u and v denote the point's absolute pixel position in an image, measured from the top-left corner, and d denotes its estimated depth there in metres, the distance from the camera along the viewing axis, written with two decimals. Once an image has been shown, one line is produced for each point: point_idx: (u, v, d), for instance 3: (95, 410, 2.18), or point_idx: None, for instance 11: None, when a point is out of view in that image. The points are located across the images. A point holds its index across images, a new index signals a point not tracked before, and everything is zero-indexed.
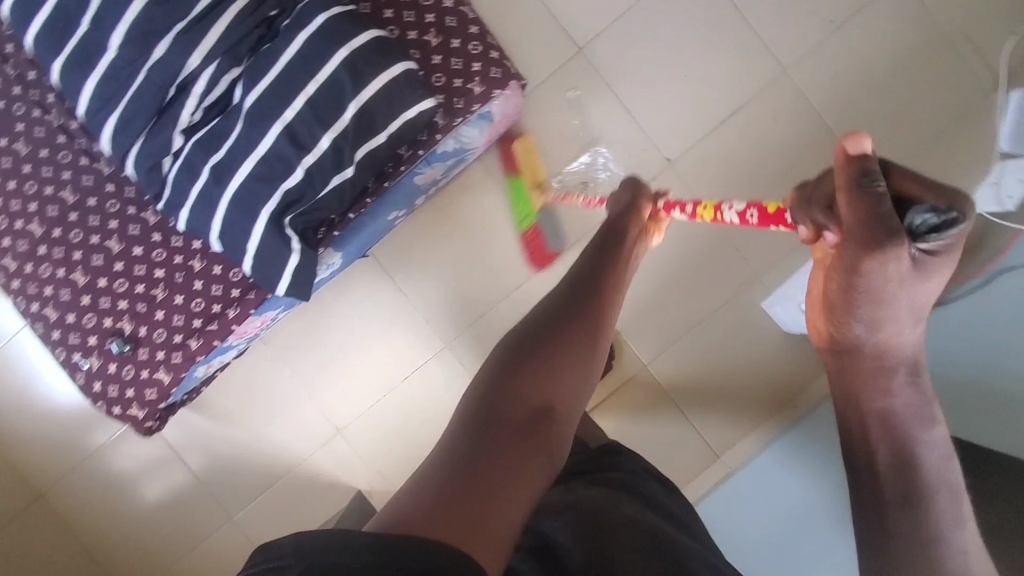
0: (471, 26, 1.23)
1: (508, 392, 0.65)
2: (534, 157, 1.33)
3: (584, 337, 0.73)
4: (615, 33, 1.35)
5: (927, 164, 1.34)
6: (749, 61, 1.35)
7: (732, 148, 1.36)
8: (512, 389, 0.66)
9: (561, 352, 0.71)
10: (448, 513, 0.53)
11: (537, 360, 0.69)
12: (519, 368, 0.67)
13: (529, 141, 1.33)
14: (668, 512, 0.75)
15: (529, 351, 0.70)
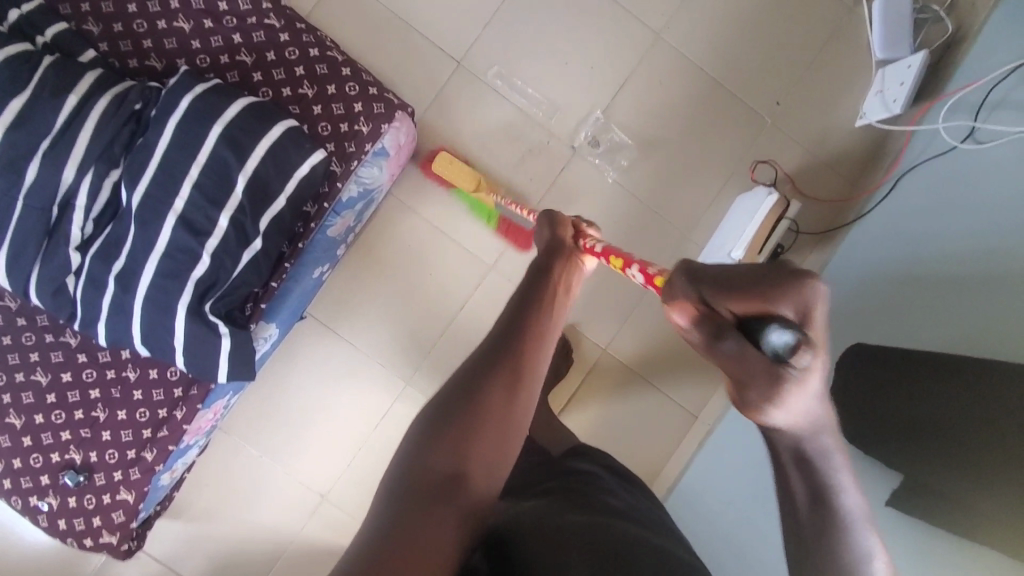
0: (343, 68, 1.21)
1: (489, 389, 0.66)
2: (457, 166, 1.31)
3: (542, 348, 0.72)
4: (488, 38, 1.36)
5: (813, 89, 1.39)
6: (623, 33, 1.37)
7: (631, 120, 1.39)
8: (490, 393, 0.66)
9: (524, 369, 0.68)
10: (434, 502, 0.59)
11: (506, 375, 0.67)
12: (489, 375, 0.67)
13: (447, 155, 1.32)
14: (627, 511, 0.72)
15: (498, 358, 0.68)
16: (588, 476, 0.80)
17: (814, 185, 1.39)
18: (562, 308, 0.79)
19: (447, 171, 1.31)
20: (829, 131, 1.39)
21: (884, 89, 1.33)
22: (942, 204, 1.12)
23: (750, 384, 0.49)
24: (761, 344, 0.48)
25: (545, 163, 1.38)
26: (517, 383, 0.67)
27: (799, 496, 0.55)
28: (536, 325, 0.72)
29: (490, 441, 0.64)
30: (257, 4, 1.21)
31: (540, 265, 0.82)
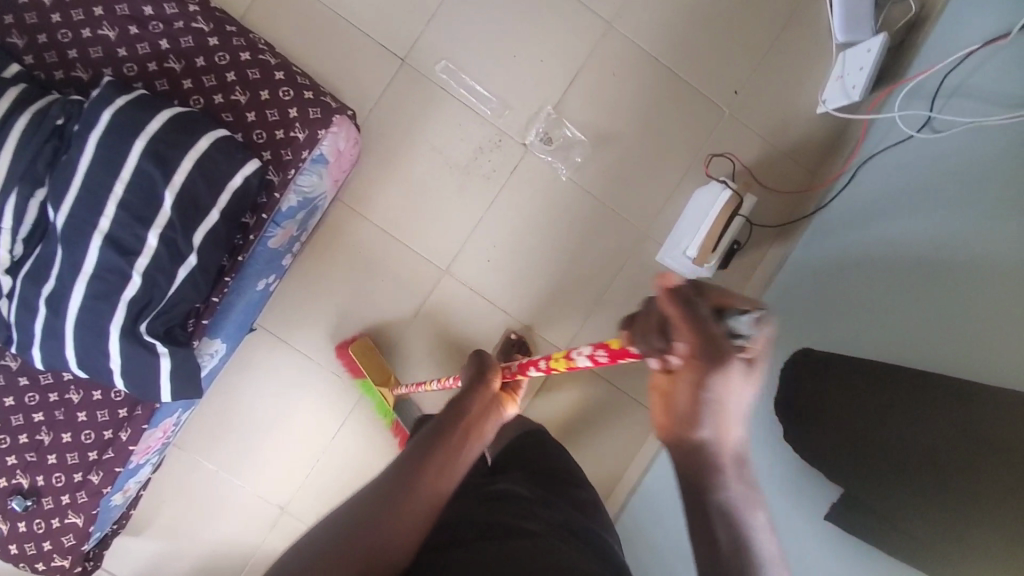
0: (276, 72, 1.15)
1: (374, 516, 0.61)
2: (374, 357, 1.29)
3: (440, 484, 0.66)
4: (432, 34, 1.31)
5: (770, 75, 1.34)
6: (571, 23, 1.32)
7: (584, 115, 1.34)
8: (372, 523, 0.61)
9: (412, 507, 0.63)
10: None
11: (396, 507, 0.63)
12: (380, 504, 0.63)
13: (365, 343, 1.30)
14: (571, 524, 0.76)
15: (391, 486, 0.64)
16: (540, 483, 0.86)
17: (774, 176, 1.35)
18: (472, 446, 0.73)
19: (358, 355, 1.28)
20: (789, 119, 1.35)
21: (843, 75, 1.27)
22: (898, 195, 1.08)
23: (707, 355, 0.53)
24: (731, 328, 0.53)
25: (495, 162, 1.34)
26: (401, 516, 0.62)
27: (721, 542, 0.57)
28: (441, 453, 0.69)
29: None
30: (184, 7, 1.16)
31: (467, 390, 0.82)
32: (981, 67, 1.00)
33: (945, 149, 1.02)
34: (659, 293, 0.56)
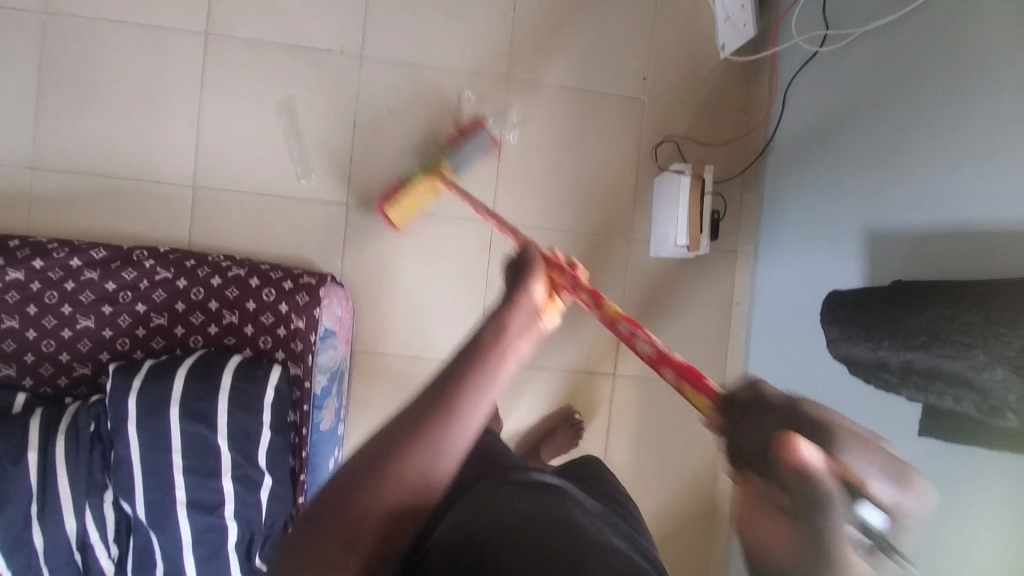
0: (251, 280, 1.19)
1: (425, 438, 0.49)
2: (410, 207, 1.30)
3: (464, 428, 0.51)
4: (361, 167, 1.35)
5: (667, 48, 1.40)
6: (475, 94, 1.37)
7: (527, 164, 1.39)
8: (421, 446, 0.48)
9: (458, 437, 0.50)
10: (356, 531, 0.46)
11: (447, 427, 0.50)
12: (427, 418, 0.50)
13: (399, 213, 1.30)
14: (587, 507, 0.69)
15: (436, 399, 0.51)
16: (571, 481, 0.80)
17: (714, 131, 1.41)
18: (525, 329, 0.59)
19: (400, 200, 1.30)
20: (703, 77, 1.40)
21: (730, 17, 1.33)
22: (837, 108, 1.13)
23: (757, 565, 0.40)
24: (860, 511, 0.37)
25: (472, 246, 1.38)
26: (451, 444, 0.49)
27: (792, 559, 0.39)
28: (494, 366, 0.54)
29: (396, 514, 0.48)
30: (141, 266, 1.20)
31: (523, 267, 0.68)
32: None
33: (858, 57, 1.09)
34: (788, 451, 0.38)
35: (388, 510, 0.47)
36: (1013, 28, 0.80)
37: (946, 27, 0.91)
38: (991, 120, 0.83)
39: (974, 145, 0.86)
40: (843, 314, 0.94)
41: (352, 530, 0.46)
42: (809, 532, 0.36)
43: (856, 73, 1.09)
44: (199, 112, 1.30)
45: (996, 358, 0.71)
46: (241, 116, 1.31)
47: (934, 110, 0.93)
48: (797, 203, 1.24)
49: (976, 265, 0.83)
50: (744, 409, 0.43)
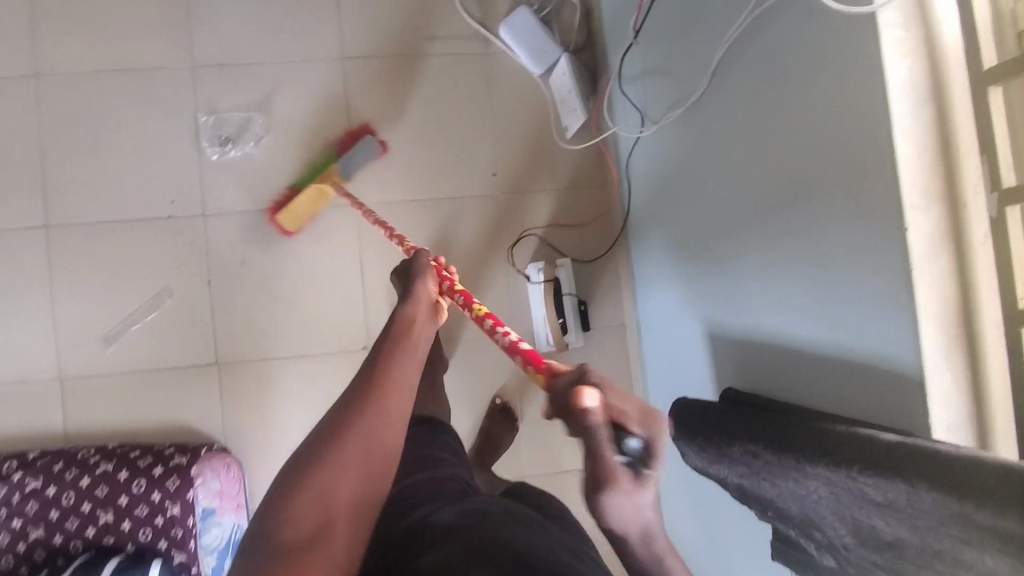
0: (119, 473, 1.18)
1: (373, 394, 0.69)
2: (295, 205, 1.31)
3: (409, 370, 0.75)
4: (225, 323, 1.33)
5: (511, 141, 1.39)
6: (211, 116, 1.33)
7: (393, 283, 1.37)
8: (375, 399, 0.69)
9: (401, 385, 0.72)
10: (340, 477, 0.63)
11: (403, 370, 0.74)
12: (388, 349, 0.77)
13: (289, 214, 1.31)
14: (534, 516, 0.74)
15: (377, 369, 0.73)
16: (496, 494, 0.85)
17: (572, 212, 1.39)
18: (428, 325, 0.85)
19: (291, 210, 1.31)
20: (553, 162, 1.39)
21: (563, 100, 1.35)
22: (666, 194, 1.10)
23: (594, 492, 0.55)
24: (625, 437, 0.55)
25: (353, 378, 1.35)
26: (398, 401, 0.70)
27: (610, 494, 0.54)
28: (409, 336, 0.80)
29: (363, 467, 0.64)
30: (8, 480, 1.18)
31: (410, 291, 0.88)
32: (641, 53, 1.11)
33: (667, 140, 1.06)
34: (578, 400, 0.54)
35: (349, 492, 0.62)
36: (760, 126, 0.76)
37: (716, 117, 0.87)
38: (762, 216, 0.79)
39: (759, 237, 0.80)
40: (688, 429, 0.89)
41: (310, 523, 0.60)
42: (598, 463, 0.54)
43: (671, 160, 1.05)
44: (52, 308, 1.30)
45: (801, 502, 0.66)
46: (93, 301, 1.30)
47: (727, 207, 0.88)
48: (658, 280, 1.20)
49: (778, 375, 0.78)
50: (563, 382, 0.61)
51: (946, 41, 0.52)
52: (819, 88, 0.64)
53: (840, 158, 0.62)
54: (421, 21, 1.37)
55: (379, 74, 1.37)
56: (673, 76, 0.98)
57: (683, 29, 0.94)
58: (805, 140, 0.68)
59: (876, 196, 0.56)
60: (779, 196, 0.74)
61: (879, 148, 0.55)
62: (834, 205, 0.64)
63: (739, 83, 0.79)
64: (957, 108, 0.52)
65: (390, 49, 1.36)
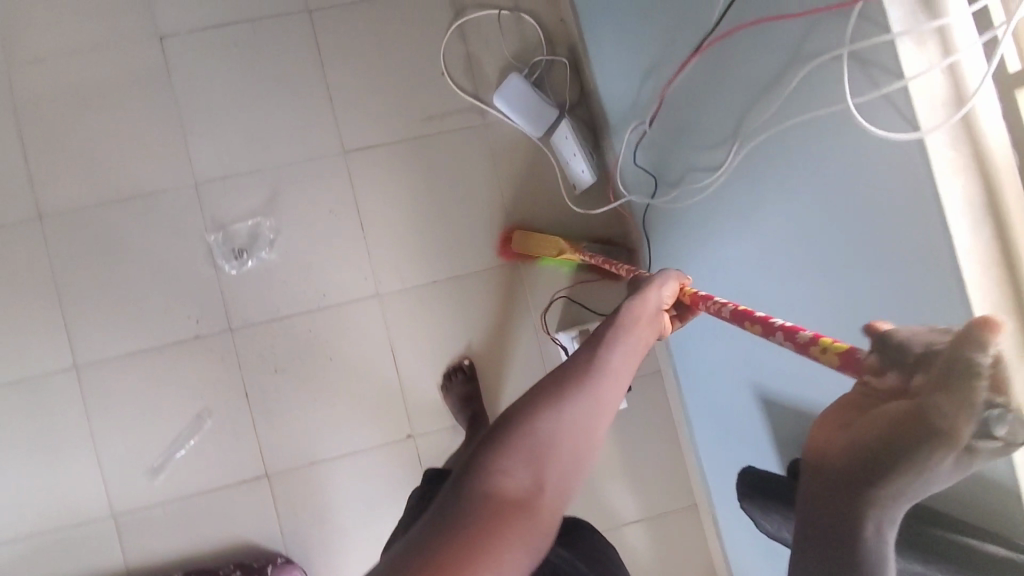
0: None
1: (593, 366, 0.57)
2: (534, 239, 1.32)
3: (626, 354, 0.61)
4: (268, 434, 1.33)
5: (521, 207, 1.38)
6: (219, 231, 1.33)
7: (427, 366, 1.37)
8: (586, 390, 0.55)
9: (603, 387, 0.56)
10: (532, 476, 0.49)
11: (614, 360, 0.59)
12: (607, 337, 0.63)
13: (523, 231, 1.34)
14: None
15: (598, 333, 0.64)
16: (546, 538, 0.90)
17: (593, 268, 1.39)
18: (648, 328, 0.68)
19: (524, 242, 1.33)
20: (566, 221, 1.39)
21: (568, 159, 1.33)
22: (691, 259, 1.11)
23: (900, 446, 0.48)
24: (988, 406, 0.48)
25: (403, 467, 1.35)
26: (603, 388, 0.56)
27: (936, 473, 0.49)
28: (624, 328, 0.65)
29: (573, 443, 0.52)
30: None
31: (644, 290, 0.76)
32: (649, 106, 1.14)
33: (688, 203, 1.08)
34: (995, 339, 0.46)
35: (568, 441, 0.51)
36: (807, 205, 0.82)
37: (753, 188, 0.91)
38: (813, 292, 0.83)
39: (812, 316, 0.84)
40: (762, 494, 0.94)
41: (532, 468, 0.49)
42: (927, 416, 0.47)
43: (696, 230, 1.06)
44: (93, 446, 1.29)
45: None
46: (135, 432, 1.30)
47: (768, 282, 0.91)
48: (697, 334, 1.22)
49: None
50: (907, 347, 0.51)
51: (997, 152, 0.63)
52: (864, 188, 0.74)
53: (910, 257, 0.70)
54: (415, 103, 1.37)
55: (382, 162, 1.36)
56: (697, 136, 1.03)
57: (704, 93, 1.00)
58: (851, 233, 0.77)
59: (942, 298, 0.67)
60: (829, 285, 0.81)
61: (944, 256, 0.66)
62: (898, 305, 0.71)
63: (778, 158, 0.86)
64: (1013, 211, 0.62)
65: (389, 135, 1.37)
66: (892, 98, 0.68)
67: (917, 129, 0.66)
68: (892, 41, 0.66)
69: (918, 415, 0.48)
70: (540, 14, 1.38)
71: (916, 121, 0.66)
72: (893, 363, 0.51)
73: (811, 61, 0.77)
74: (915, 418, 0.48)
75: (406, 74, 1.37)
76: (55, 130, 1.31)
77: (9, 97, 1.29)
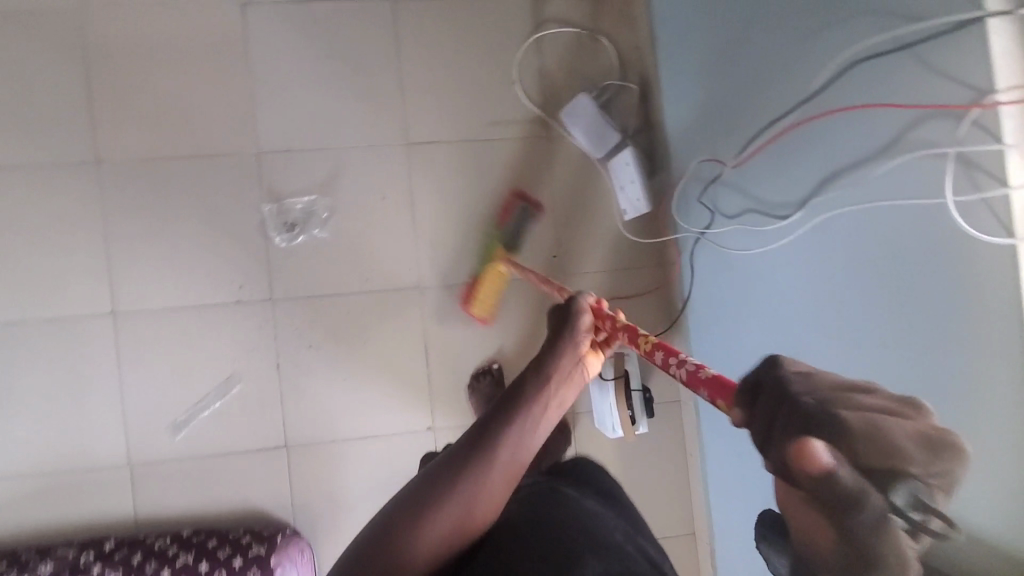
0: (200, 566, 1.20)
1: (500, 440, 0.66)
2: (483, 296, 1.37)
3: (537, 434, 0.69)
4: (293, 407, 1.34)
5: (568, 222, 1.42)
6: (274, 203, 1.34)
7: (456, 363, 1.40)
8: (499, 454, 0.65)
9: (505, 464, 0.65)
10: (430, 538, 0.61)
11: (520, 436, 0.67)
12: (520, 407, 0.69)
13: (475, 306, 1.37)
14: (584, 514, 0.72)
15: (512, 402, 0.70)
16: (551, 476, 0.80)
17: (630, 291, 1.43)
18: (564, 393, 0.74)
19: (484, 292, 1.36)
20: (611, 242, 1.42)
21: (623, 185, 1.36)
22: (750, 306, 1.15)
23: (823, 538, 0.46)
24: (896, 495, 0.43)
25: (418, 458, 1.38)
26: (512, 460, 0.66)
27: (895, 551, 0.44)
28: (541, 397, 0.71)
29: (471, 515, 0.63)
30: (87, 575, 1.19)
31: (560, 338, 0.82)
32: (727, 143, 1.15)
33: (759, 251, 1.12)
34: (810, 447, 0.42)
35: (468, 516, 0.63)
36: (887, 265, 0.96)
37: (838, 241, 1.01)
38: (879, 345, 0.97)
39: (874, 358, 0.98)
40: None
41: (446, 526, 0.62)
42: (862, 535, 0.44)
43: (761, 279, 1.13)
44: (119, 393, 1.30)
45: None
46: (162, 386, 1.31)
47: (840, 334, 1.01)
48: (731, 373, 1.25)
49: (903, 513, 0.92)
50: (778, 412, 0.45)
51: None
52: (945, 256, 0.90)
53: (980, 335, 0.87)
54: (483, 105, 1.39)
55: (443, 158, 1.39)
56: (779, 181, 1.07)
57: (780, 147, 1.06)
58: (925, 297, 0.92)
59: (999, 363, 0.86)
60: (903, 345, 0.95)
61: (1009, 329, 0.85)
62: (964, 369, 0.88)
63: (874, 221, 0.97)
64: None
65: (453, 133, 1.39)
66: (991, 201, 0.84)
67: (1010, 235, 0.83)
68: (1001, 149, 0.81)
69: (815, 516, 0.45)
70: (616, 38, 1.42)
71: (1012, 230, 0.82)
72: (767, 441, 0.45)
73: (908, 146, 0.91)
74: (810, 515, 0.45)
75: (478, 76, 1.39)
76: (128, 78, 1.31)
77: (83, 39, 1.30)
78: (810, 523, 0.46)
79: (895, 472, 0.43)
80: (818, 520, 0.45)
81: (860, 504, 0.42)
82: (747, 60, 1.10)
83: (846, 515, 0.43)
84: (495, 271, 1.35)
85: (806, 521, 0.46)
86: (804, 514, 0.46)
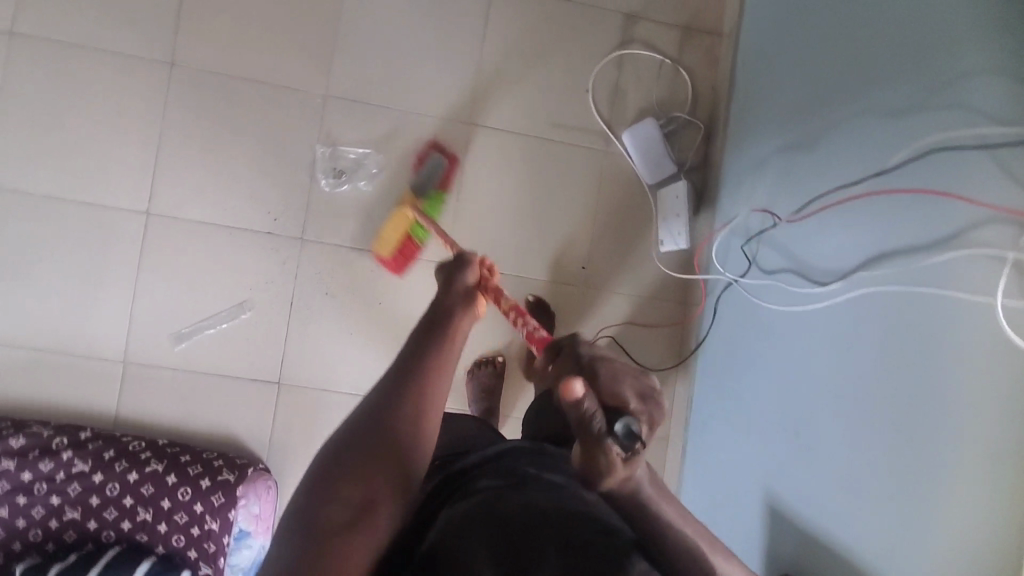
0: (168, 477, 1.22)
1: (404, 405, 0.64)
2: (386, 232, 1.33)
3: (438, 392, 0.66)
4: (295, 347, 1.35)
5: (605, 237, 1.42)
6: (328, 147, 1.36)
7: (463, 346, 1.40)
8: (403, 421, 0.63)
9: (404, 433, 0.62)
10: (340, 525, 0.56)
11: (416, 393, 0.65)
12: (417, 362, 0.68)
13: (378, 248, 1.35)
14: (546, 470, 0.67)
15: (411, 359, 0.68)
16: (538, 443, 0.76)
17: (647, 319, 1.43)
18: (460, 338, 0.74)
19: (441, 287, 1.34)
20: (641, 267, 1.43)
21: (668, 219, 1.37)
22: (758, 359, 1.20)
23: (595, 482, 0.50)
24: (618, 428, 0.48)
25: None
26: (413, 420, 0.63)
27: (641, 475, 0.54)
28: (437, 344, 0.70)
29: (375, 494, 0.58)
30: (59, 457, 1.22)
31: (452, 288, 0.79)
32: (778, 201, 1.17)
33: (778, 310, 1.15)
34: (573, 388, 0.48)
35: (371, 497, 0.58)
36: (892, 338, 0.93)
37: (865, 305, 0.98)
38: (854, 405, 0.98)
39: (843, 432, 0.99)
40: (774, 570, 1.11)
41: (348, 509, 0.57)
42: (601, 462, 0.48)
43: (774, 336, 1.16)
44: (133, 292, 1.31)
45: None
46: (176, 296, 1.32)
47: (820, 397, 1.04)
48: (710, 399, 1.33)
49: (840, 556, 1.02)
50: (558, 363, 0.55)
51: None
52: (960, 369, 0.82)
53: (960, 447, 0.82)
54: (552, 106, 1.41)
55: (500, 146, 1.40)
56: (821, 247, 1.06)
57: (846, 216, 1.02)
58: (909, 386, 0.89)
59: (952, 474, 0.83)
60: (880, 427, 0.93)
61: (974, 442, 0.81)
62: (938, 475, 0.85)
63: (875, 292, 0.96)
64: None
65: (516, 125, 1.40)
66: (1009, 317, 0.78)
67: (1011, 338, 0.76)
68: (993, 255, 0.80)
69: (585, 456, 0.49)
70: (695, 73, 1.43)
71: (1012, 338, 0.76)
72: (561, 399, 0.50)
73: (959, 246, 0.83)
74: (585, 460, 0.49)
75: (554, 76, 1.41)
76: None
77: None
78: (583, 467, 0.50)
79: (626, 418, 0.49)
80: (584, 464, 0.50)
81: (595, 434, 0.48)
82: (836, 128, 1.05)
83: (592, 449, 0.48)
84: (401, 211, 1.32)
85: (586, 468, 0.50)
86: (580, 459, 0.50)
